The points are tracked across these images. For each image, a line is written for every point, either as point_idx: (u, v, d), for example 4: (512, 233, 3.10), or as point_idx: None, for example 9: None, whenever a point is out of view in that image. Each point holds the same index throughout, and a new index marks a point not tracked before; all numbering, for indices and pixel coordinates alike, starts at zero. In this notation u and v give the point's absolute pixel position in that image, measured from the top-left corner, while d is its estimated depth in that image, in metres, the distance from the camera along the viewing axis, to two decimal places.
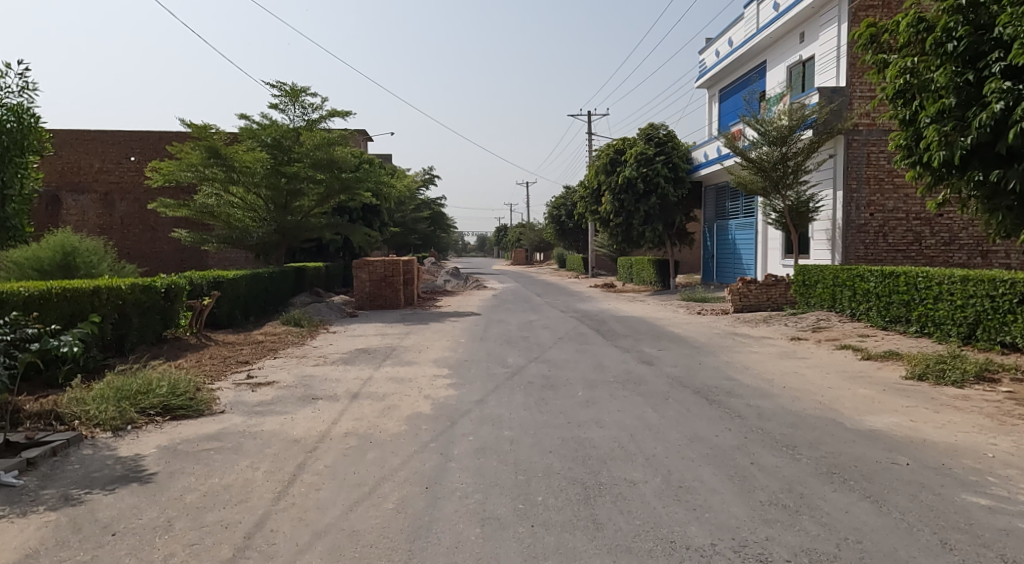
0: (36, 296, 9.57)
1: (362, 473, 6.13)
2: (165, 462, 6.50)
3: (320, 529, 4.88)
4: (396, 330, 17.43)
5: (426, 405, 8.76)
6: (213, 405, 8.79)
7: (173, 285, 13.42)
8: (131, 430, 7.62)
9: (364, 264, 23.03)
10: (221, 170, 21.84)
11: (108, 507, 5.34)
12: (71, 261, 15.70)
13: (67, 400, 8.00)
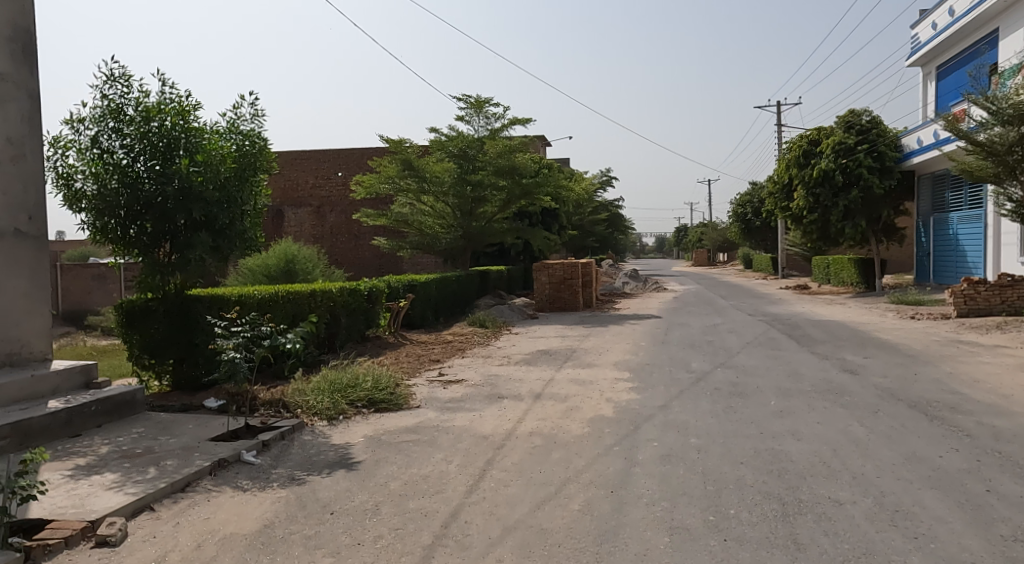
0: (266, 298, 10.89)
1: (549, 472, 6.25)
2: (371, 450, 7.09)
3: (510, 524, 5.04)
4: (576, 331, 17.58)
5: (608, 408, 8.73)
6: (411, 400, 9.44)
7: (375, 288, 14.64)
8: (343, 420, 8.42)
9: (542, 267, 23.53)
10: (414, 181, 23.39)
11: (327, 488, 5.93)
12: (291, 268, 17.73)
13: (292, 391, 9.03)
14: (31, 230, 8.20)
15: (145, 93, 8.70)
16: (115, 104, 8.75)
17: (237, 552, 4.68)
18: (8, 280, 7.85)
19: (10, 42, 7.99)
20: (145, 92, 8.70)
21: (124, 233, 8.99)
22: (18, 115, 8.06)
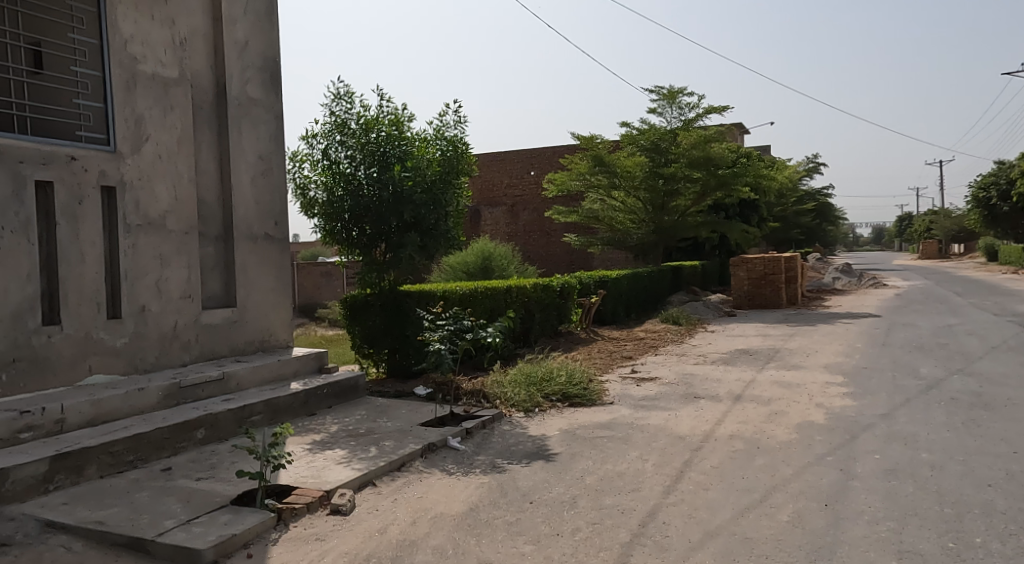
0: (468, 293, 11.51)
1: (753, 478, 5.92)
2: (567, 443, 7.22)
3: (711, 530, 4.85)
4: (780, 331, 16.47)
5: (819, 414, 8.07)
6: (604, 396, 9.46)
7: (566, 284, 14.87)
8: (539, 412, 8.68)
9: (742, 263, 22.38)
10: (605, 176, 23.36)
11: (526, 478, 6.14)
12: (488, 265, 18.64)
13: (491, 382, 9.47)
14: (277, 234, 9.43)
15: (365, 107, 9.62)
16: (341, 119, 9.75)
17: (447, 531, 5.01)
18: (260, 277, 9.10)
19: (261, 70, 9.24)
20: (365, 106, 9.62)
21: (348, 235, 10.03)
22: (267, 134, 9.30)
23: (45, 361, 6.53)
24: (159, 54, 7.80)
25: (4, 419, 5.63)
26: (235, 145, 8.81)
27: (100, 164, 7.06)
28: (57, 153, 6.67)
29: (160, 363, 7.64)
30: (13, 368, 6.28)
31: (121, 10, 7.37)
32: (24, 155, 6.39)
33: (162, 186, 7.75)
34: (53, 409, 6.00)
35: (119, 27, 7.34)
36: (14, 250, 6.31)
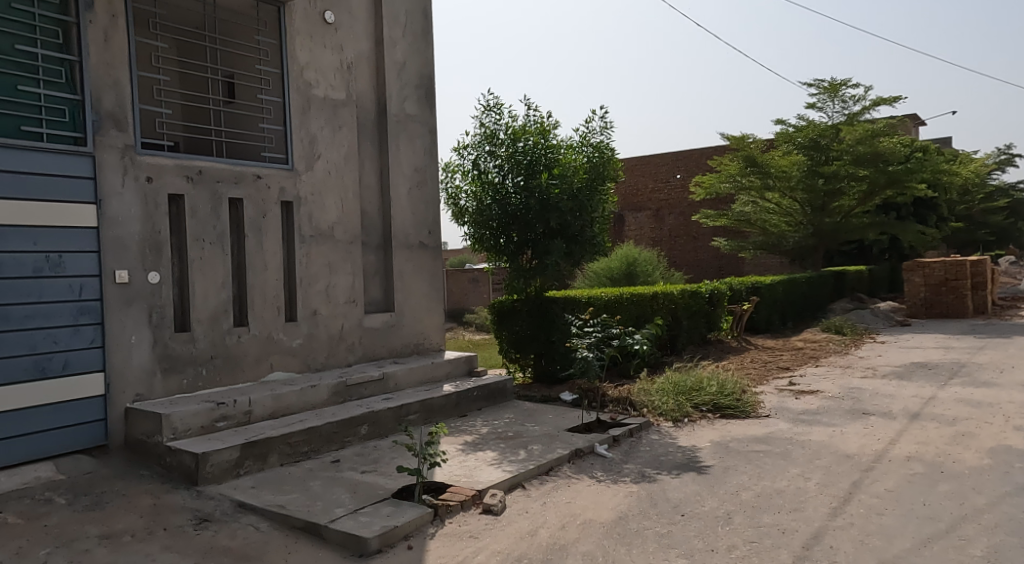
0: (613, 299, 11.42)
1: (935, 506, 5.37)
2: (720, 456, 6.94)
3: (887, 559, 4.46)
4: (964, 343, 14.80)
5: (1016, 438, 7.16)
6: (759, 408, 8.99)
7: (716, 291, 14.32)
8: (688, 422, 8.43)
9: (918, 266, 20.48)
10: (758, 177, 22.24)
11: (677, 490, 5.98)
12: (633, 270, 18.40)
13: (638, 390, 9.32)
14: (430, 242, 9.91)
15: (513, 118, 9.87)
16: (490, 130, 10.07)
17: (597, 538, 5.00)
18: (415, 283, 9.60)
19: (417, 88, 9.76)
20: (513, 117, 9.87)
21: (496, 242, 10.34)
22: (422, 147, 9.81)
23: (235, 358, 7.30)
24: (329, 78, 8.48)
25: (204, 409, 6.35)
26: (394, 159, 9.37)
27: (281, 181, 7.79)
28: (246, 173, 7.44)
29: (329, 362, 8.28)
30: (211, 364, 7.08)
31: (298, 41, 8.12)
32: (220, 175, 7.19)
33: (331, 200, 8.41)
34: (242, 402, 6.69)
35: (296, 56, 8.07)
36: (212, 259, 7.12)
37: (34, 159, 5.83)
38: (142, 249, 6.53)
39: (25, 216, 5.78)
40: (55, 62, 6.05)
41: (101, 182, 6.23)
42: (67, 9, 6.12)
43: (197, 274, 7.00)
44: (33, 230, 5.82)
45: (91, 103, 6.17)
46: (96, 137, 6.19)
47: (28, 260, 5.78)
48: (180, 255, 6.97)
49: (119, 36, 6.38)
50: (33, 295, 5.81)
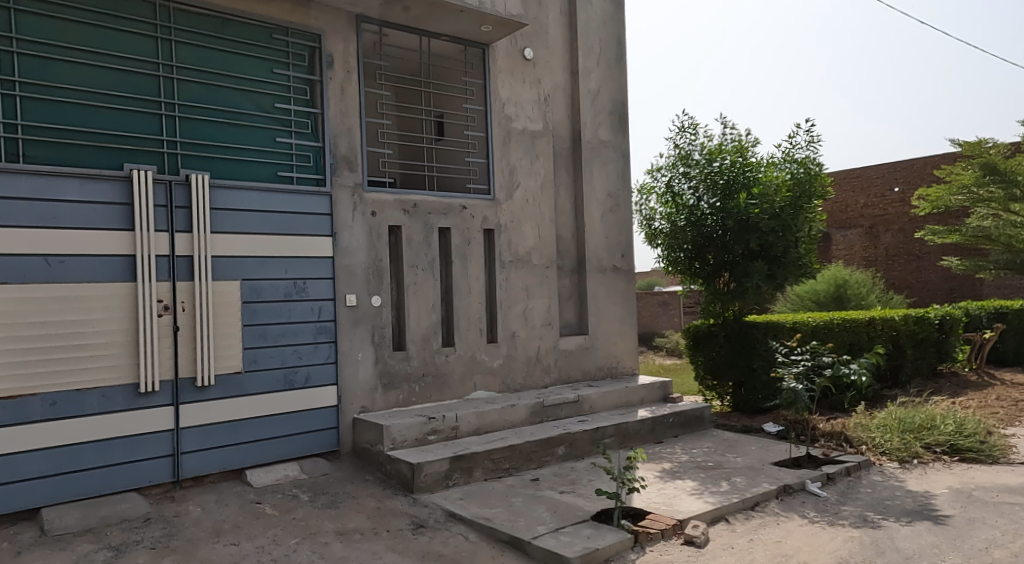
0: (822, 325, 10.58)
1: None
2: (961, 506, 6.12)
3: None
4: None
5: None
6: (1009, 454, 7.80)
7: (948, 317, 12.69)
8: (919, 465, 7.54)
9: None
10: (1000, 189, 18.76)
11: (908, 539, 5.38)
12: (843, 293, 16.92)
13: (854, 425, 8.50)
14: (623, 265, 9.92)
15: (709, 137, 9.62)
16: (685, 150, 9.90)
17: None
18: (609, 306, 9.65)
19: (611, 114, 9.90)
20: (709, 136, 9.63)
21: (692, 265, 10.09)
22: (615, 172, 9.90)
23: (443, 376, 7.85)
24: (528, 111, 8.92)
25: (417, 422, 6.90)
26: (589, 185, 9.56)
27: (484, 211, 8.30)
28: (454, 204, 8.02)
29: (527, 383, 8.59)
30: (422, 381, 7.67)
31: (501, 78, 8.64)
32: (432, 207, 7.83)
33: (529, 226, 8.78)
34: (450, 417, 7.15)
35: (498, 93, 8.60)
36: (424, 284, 7.74)
37: (288, 199, 6.71)
38: (367, 275, 7.30)
39: (279, 248, 6.65)
40: (304, 115, 6.98)
41: (336, 217, 7.07)
42: (313, 68, 7.05)
43: (411, 297, 7.65)
44: (285, 260, 6.69)
45: (330, 148, 7.06)
46: (332, 178, 7.05)
47: (280, 286, 6.66)
48: (398, 281, 7.67)
49: (352, 88, 7.25)
50: (284, 316, 6.69)
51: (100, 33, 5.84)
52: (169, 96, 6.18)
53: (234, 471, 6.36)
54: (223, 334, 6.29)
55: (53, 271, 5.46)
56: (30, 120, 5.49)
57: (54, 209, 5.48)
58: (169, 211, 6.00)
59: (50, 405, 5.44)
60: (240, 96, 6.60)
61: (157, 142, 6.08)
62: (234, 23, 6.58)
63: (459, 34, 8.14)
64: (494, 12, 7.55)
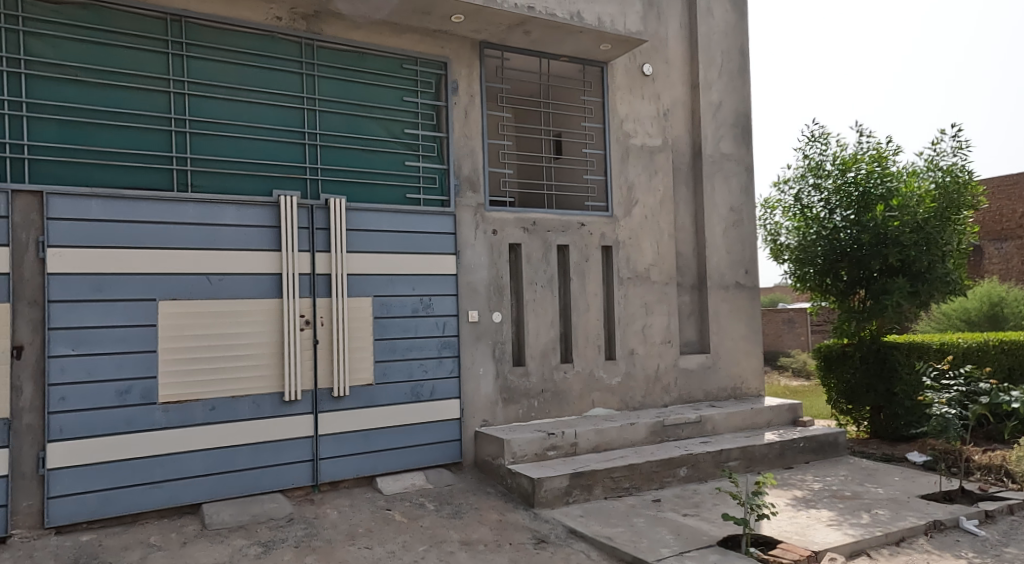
0: (975, 347, 9.69)
1: None
2: None
3: None
4: None
5: None
6: None
7: None
8: None
9: None
10: None
11: None
12: (999, 312, 15.38)
13: (1016, 459, 7.70)
14: (748, 282, 9.57)
15: (843, 147, 9.13)
16: (816, 161, 9.45)
17: None
18: (732, 325, 9.34)
19: (733, 126, 9.63)
20: (843, 146, 9.14)
21: (823, 281, 9.58)
22: (738, 186, 9.60)
23: (562, 393, 7.89)
24: (647, 127, 8.86)
25: (537, 437, 6.98)
26: (710, 200, 9.34)
27: (602, 228, 8.31)
28: (572, 221, 8.10)
29: (646, 402, 8.47)
30: (542, 397, 7.76)
31: (619, 96, 8.65)
32: (551, 225, 7.94)
33: (648, 242, 8.68)
34: (570, 433, 7.18)
35: (617, 110, 8.61)
36: (543, 301, 7.85)
37: (416, 219, 7.05)
38: (488, 292, 7.50)
39: (407, 266, 6.98)
40: (431, 139, 7.32)
41: (459, 236, 7.33)
42: (439, 94, 7.38)
43: (531, 314, 7.76)
44: (412, 277, 7.02)
45: (454, 170, 7.35)
46: (456, 199, 7.34)
47: (408, 303, 6.98)
48: (518, 298, 7.82)
49: (476, 112, 7.52)
50: (411, 331, 7.00)
51: (255, 72, 6.43)
52: (311, 127, 6.68)
53: (365, 478, 6.71)
54: (357, 347, 6.68)
55: (213, 289, 6.03)
56: (196, 153, 6.12)
57: (214, 232, 6.06)
58: (310, 232, 6.47)
59: (210, 410, 5.99)
60: (373, 124, 7.03)
61: (300, 169, 6.59)
62: (369, 56, 7.02)
63: (578, 54, 8.24)
64: (614, 31, 7.58)
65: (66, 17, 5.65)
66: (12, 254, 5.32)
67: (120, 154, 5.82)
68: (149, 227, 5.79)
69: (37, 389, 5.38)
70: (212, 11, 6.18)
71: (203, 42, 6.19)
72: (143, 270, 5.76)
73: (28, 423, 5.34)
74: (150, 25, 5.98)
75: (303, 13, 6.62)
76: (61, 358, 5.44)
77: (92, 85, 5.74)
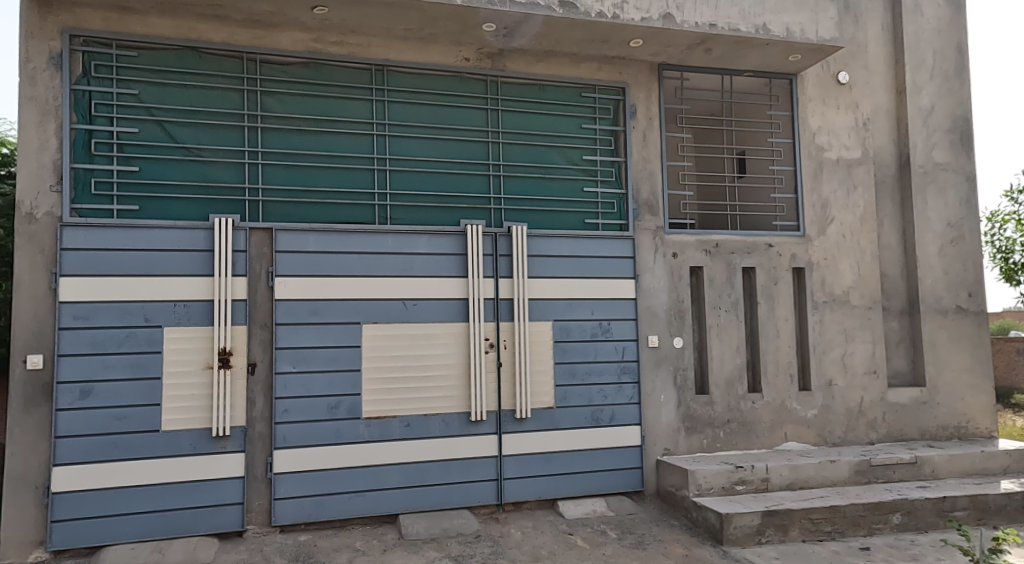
0: None
1: None
2: None
3: None
4: None
5: None
6: None
7: None
8: None
9: None
10: None
11: None
12: None
13: None
14: (972, 306, 8.43)
15: None
16: None
17: None
18: (953, 354, 8.26)
19: (950, 132, 8.60)
20: None
21: None
22: (957, 198, 8.52)
23: (751, 424, 7.46)
24: (844, 139, 8.21)
25: (724, 470, 6.64)
26: (922, 215, 8.39)
27: (793, 248, 7.79)
28: (759, 242, 7.68)
29: (848, 438, 7.74)
30: (728, 427, 7.39)
31: (811, 107, 8.12)
32: (736, 247, 7.60)
33: (847, 264, 8.00)
34: (760, 468, 6.75)
35: (808, 123, 8.08)
36: (728, 326, 7.49)
37: (595, 244, 7.10)
38: (669, 317, 7.31)
39: (586, 291, 7.04)
40: (609, 164, 7.36)
41: (638, 260, 7.25)
42: (618, 119, 7.42)
43: (715, 340, 7.44)
44: (591, 302, 7.05)
45: (633, 194, 7.32)
46: (635, 223, 7.29)
47: (587, 327, 7.02)
48: (700, 323, 7.55)
49: (655, 135, 7.45)
50: (591, 355, 7.01)
51: (445, 111, 6.90)
52: (495, 159, 7.01)
53: (548, 500, 6.80)
54: (538, 371, 6.82)
55: (408, 313, 6.50)
56: (394, 188, 6.68)
57: (409, 261, 6.53)
58: (494, 259, 6.76)
59: (405, 427, 6.42)
60: (552, 152, 7.22)
61: (485, 200, 6.93)
62: (549, 87, 7.25)
63: (764, 68, 7.88)
64: (804, 40, 7.15)
65: (292, 75, 6.46)
66: (249, 283, 6.11)
67: (333, 193, 6.51)
68: (355, 257, 6.39)
69: (266, 402, 6.12)
70: (409, 58, 6.74)
71: (401, 87, 6.76)
72: (350, 296, 6.36)
73: (260, 431, 6.08)
74: (357, 76, 6.65)
75: (488, 53, 7.00)
76: (284, 375, 6.15)
77: (311, 132, 6.49)
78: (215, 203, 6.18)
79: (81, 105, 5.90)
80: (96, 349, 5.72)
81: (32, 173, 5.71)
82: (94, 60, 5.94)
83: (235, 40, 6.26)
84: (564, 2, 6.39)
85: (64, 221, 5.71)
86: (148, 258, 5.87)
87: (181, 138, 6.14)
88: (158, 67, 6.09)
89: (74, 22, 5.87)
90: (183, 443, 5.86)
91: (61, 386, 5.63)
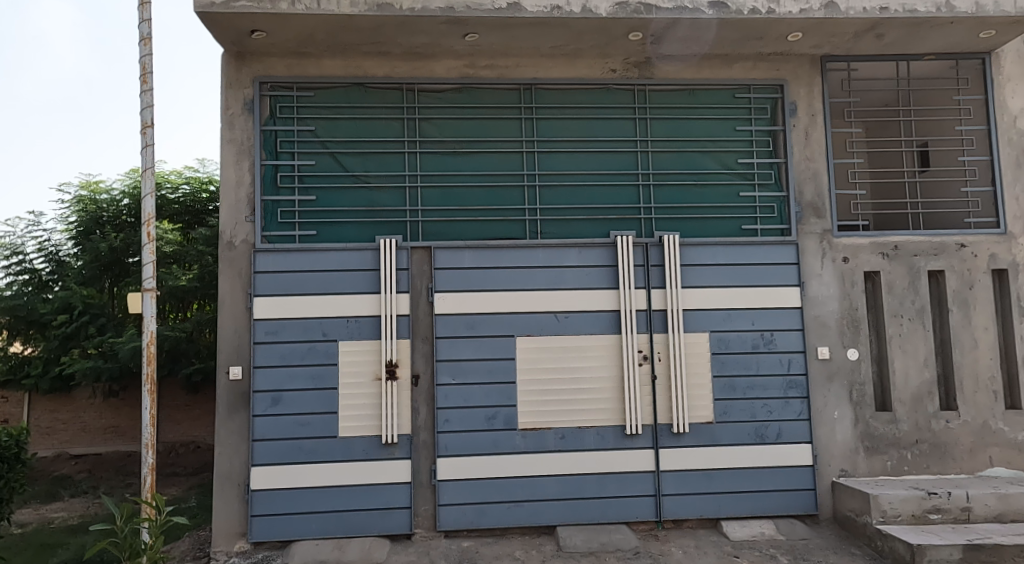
0: None
1: None
2: None
3: None
4: None
5: None
6: None
7: None
8: None
9: None
10: None
11: None
12: None
13: None
14: None
15: None
16: None
17: None
18: None
19: None
20: None
21: None
22: None
23: (944, 446, 6.67)
24: None
25: (914, 496, 5.96)
26: None
27: (992, 248, 6.89)
28: (947, 243, 6.88)
29: None
30: (916, 449, 6.66)
31: (1010, 88, 7.16)
32: (919, 249, 6.87)
33: None
34: (959, 495, 6.00)
35: (1008, 106, 7.14)
36: (913, 336, 6.77)
37: (754, 251, 6.75)
38: (842, 327, 6.76)
39: (747, 301, 6.70)
40: (767, 166, 6.99)
41: (804, 267, 6.79)
42: (776, 119, 7.03)
43: (897, 351, 6.76)
44: (752, 312, 6.70)
45: (795, 196, 6.89)
46: (798, 227, 6.85)
47: (748, 338, 6.67)
48: (879, 333, 6.90)
49: (818, 132, 6.96)
50: (754, 368, 6.65)
51: (593, 124, 6.92)
52: (645, 169, 6.92)
53: (710, 520, 6.51)
54: (695, 385, 6.59)
55: (560, 326, 6.56)
56: (545, 203, 6.81)
57: (561, 274, 6.61)
58: (646, 269, 6.65)
59: (560, 438, 6.47)
60: (706, 158, 6.99)
61: (635, 210, 6.85)
62: (700, 91, 7.02)
63: (949, 49, 7.08)
64: (999, 14, 6.34)
65: (447, 101, 6.81)
66: (411, 299, 6.50)
67: (486, 211, 6.76)
68: (508, 272, 6.58)
69: (429, 412, 6.45)
70: (556, 75, 6.86)
71: (550, 104, 6.89)
72: (504, 310, 6.55)
73: (424, 440, 6.41)
74: (506, 96, 6.87)
75: (635, 62, 6.94)
76: (444, 386, 6.45)
77: (465, 153, 6.81)
78: (381, 226, 6.65)
79: (270, 143, 6.62)
80: (284, 361, 6.36)
81: (231, 206, 6.48)
82: (279, 103, 6.65)
83: (396, 73, 6.74)
84: (715, 3, 6.18)
85: (257, 247, 6.42)
86: (324, 278, 6.45)
87: (352, 167, 6.69)
88: (331, 104, 6.70)
89: (263, 71, 6.62)
90: (357, 448, 6.33)
91: (257, 394, 6.32)
